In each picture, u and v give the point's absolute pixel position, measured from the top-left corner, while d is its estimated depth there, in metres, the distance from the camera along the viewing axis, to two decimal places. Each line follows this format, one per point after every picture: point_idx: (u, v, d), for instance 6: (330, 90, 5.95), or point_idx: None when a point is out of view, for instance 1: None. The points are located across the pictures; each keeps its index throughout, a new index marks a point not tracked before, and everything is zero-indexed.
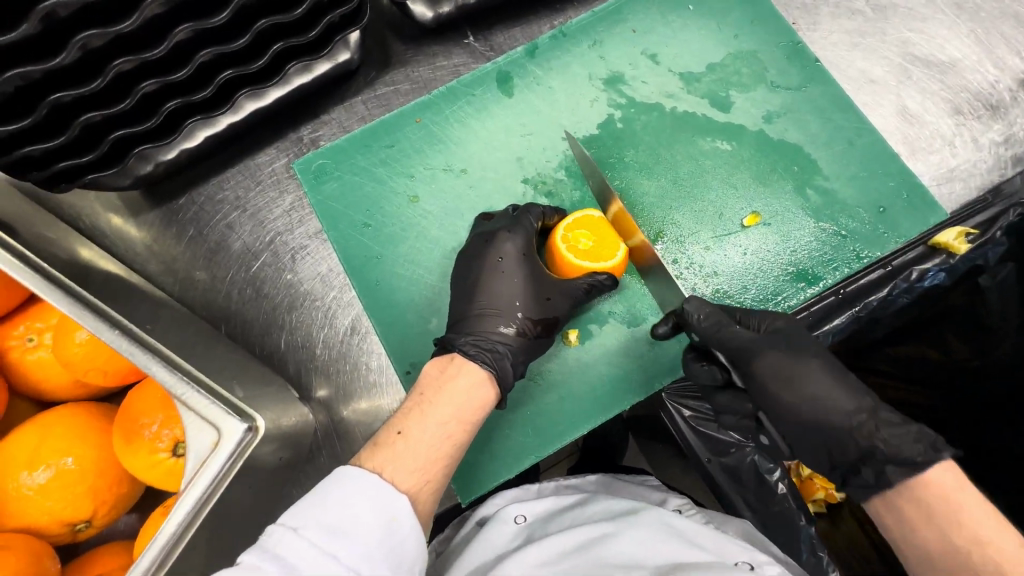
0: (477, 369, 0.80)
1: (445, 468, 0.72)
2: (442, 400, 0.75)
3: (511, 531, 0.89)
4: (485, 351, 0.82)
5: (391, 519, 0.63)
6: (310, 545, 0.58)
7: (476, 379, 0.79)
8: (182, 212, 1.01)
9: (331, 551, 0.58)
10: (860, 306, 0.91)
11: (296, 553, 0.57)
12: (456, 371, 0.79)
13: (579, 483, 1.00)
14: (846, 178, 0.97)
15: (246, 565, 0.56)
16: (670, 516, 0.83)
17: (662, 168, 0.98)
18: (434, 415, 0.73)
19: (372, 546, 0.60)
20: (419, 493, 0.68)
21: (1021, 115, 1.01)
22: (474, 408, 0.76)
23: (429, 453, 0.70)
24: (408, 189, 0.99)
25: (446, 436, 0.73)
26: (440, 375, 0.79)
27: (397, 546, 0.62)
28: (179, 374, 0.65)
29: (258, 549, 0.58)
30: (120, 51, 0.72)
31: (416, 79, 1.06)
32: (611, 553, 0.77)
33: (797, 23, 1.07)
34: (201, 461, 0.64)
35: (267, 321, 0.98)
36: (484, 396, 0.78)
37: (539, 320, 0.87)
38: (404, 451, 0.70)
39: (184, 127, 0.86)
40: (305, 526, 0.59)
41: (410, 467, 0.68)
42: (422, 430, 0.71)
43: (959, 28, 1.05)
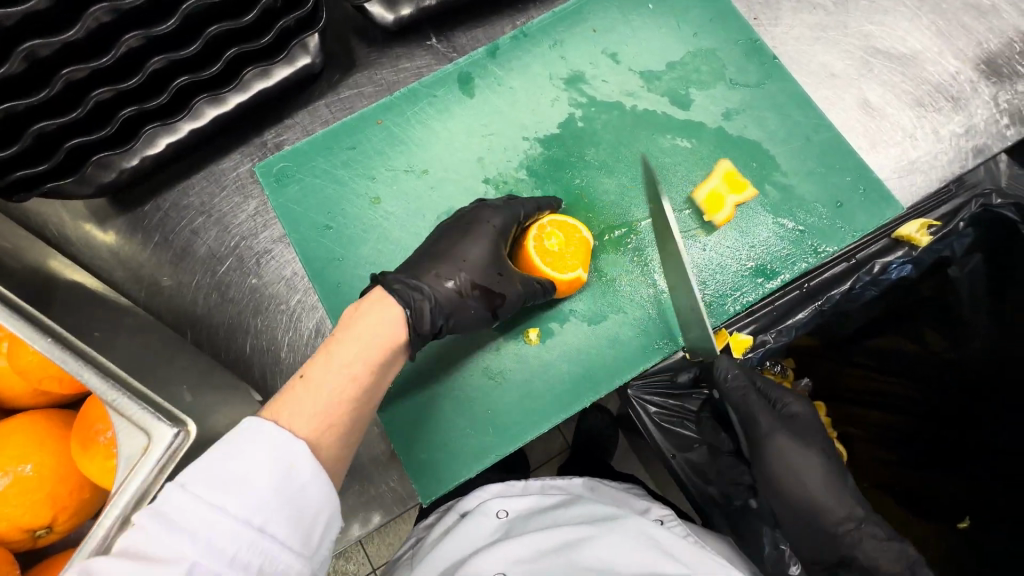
0: (389, 305, 0.79)
1: (353, 410, 0.72)
2: (346, 340, 0.74)
3: (491, 525, 0.89)
4: (428, 331, 0.82)
5: (289, 467, 0.64)
6: (196, 499, 0.59)
7: (383, 314, 0.78)
8: (148, 218, 1.02)
9: (219, 504, 0.59)
10: (822, 300, 0.96)
11: (182, 508, 0.58)
12: (365, 311, 0.78)
13: (565, 484, 0.98)
14: (804, 174, 0.98)
15: (134, 527, 0.57)
16: (651, 527, 0.83)
17: (623, 166, 0.98)
18: (337, 358, 0.73)
19: (267, 500, 0.61)
20: (321, 437, 0.69)
21: (982, 106, 1.02)
22: (381, 347, 0.76)
23: (332, 397, 0.71)
24: (370, 190, 0.99)
25: (349, 378, 0.73)
26: (351, 314, 0.78)
27: (298, 493, 0.64)
28: (110, 381, 0.65)
29: (150, 508, 0.58)
30: (69, 60, 0.73)
31: (379, 82, 1.06)
32: (586, 556, 0.78)
33: (758, 18, 1.07)
34: (130, 466, 0.63)
35: (233, 326, 0.99)
36: (394, 332, 0.78)
37: (481, 285, 0.87)
38: (304, 395, 0.70)
39: (141, 134, 0.86)
40: (192, 481, 0.59)
41: (311, 412, 0.69)
42: (323, 374, 0.71)
43: (920, 20, 1.05)
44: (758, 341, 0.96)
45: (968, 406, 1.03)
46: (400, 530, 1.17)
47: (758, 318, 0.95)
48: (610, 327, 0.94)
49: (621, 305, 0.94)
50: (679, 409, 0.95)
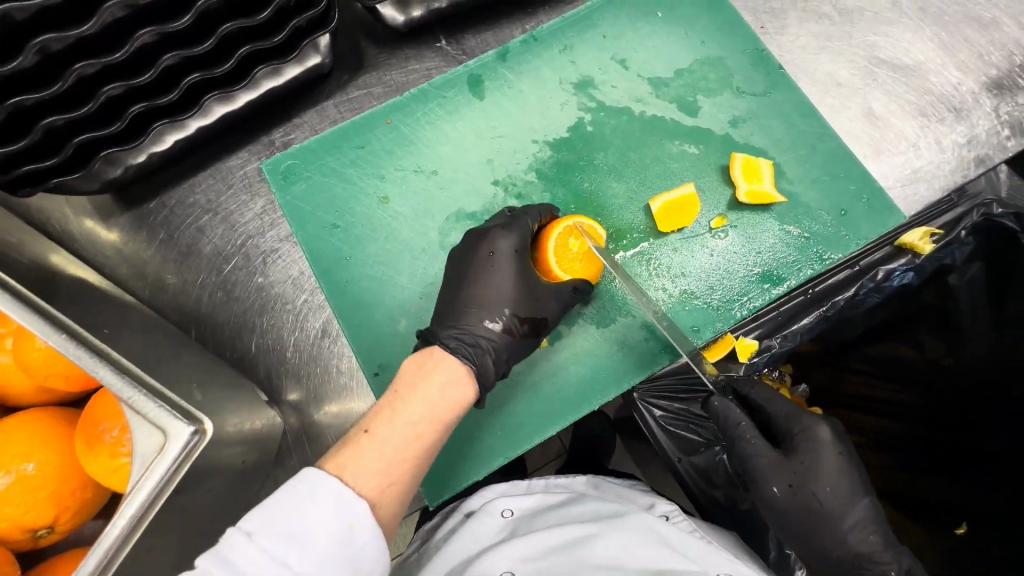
0: (455, 366, 0.79)
1: (414, 468, 0.71)
2: (415, 399, 0.74)
3: (496, 525, 0.89)
4: (467, 346, 0.82)
5: (349, 527, 0.63)
6: (263, 552, 0.60)
7: (452, 377, 0.78)
8: (153, 215, 1.01)
9: (285, 561, 0.60)
10: (828, 305, 0.96)
11: (249, 562, 0.59)
12: (433, 369, 0.78)
13: (568, 482, 0.98)
14: (809, 182, 0.99)
15: (199, 570, 0.58)
16: (657, 522, 0.83)
17: (631, 171, 0.98)
18: (403, 415, 0.72)
19: (326, 557, 0.61)
20: (381, 496, 0.68)
21: (984, 117, 1.03)
22: (449, 409, 0.75)
23: (396, 454, 0.70)
24: (378, 190, 0.99)
25: (414, 436, 0.72)
26: (417, 370, 0.78)
27: (356, 555, 0.63)
28: (126, 378, 0.65)
29: (213, 554, 0.60)
30: (82, 55, 0.72)
31: (389, 83, 1.06)
32: (595, 553, 0.78)
33: (765, 27, 1.09)
34: (146, 466, 0.63)
35: (238, 324, 0.98)
36: (462, 395, 0.78)
37: (527, 318, 0.87)
38: (369, 450, 0.69)
39: (151, 130, 0.86)
40: (259, 532, 0.60)
41: (373, 469, 0.68)
42: (387, 430, 0.71)
43: (923, 32, 1.07)
44: (764, 346, 0.96)
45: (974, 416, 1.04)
46: (403, 532, 1.16)
47: (764, 323, 0.96)
48: (618, 331, 0.94)
49: (629, 309, 0.94)
50: (685, 413, 0.95)
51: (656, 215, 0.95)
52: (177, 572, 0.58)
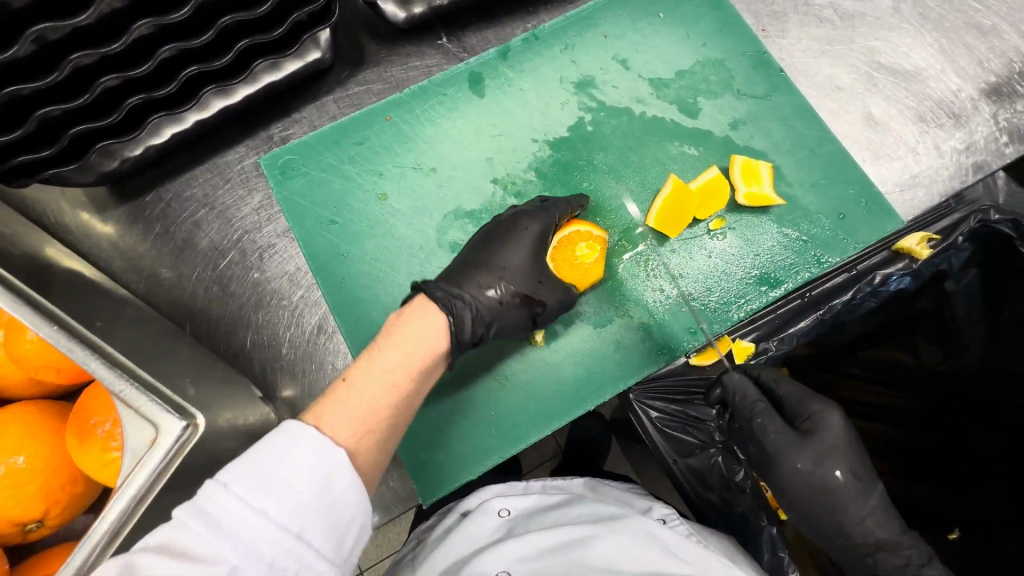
0: (435, 316, 0.79)
1: (392, 418, 0.71)
2: (391, 348, 0.74)
3: (493, 525, 0.89)
4: (450, 296, 0.81)
5: (327, 475, 0.62)
6: (240, 502, 0.58)
7: (430, 326, 0.78)
8: (149, 208, 1.00)
9: (262, 510, 0.58)
10: (825, 309, 0.94)
11: (223, 509, 0.57)
12: (409, 317, 0.78)
13: (563, 484, 0.98)
14: (808, 185, 0.99)
15: (176, 524, 0.57)
16: (654, 526, 0.83)
17: (631, 171, 0.98)
18: (379, 363, 0.73)
19: (304, 505, 0.59)
20: (359, 445, 0.67)
21: (983, 123, 1.03)
22: (423, 355, 0.76)
23: (372, 402, 0.70)
24: (376, 186, 0.99)
25: (390, 383, 0.72)
26: (394, 322, 0.78)
27: (334, 502, 0.62)
28: (117, 372, 0.64)
29: (188, 504, 0.58)
30: (78, 45, 0.71)
31: (389, 79, 1.06)
32: (591, 555, 0.78)
33: (766, 30, 1.09)
34: (136, 460, 0.63)
35: (234, 320, 0.98)
36: (439, 343, 0.78)
37: (521, 292, 0.88)
38: (345, 398, 0.69)
39: (147, 123, 0.85)
40: (235, 482, 0.59)
41: (349, 417, 0.68)
42: (364, 378, 0.71)
43: (923, 38, 1.07)
44: (759, 350, 0.95)
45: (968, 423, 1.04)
46: (397, 531, 1.15)
47: (760, 326, 0.94)
48: (615, 331, 0.94)
49: (627, 309, 0.94)
50: (683, 415, 0.95)
51: (655, 215, 0.94)
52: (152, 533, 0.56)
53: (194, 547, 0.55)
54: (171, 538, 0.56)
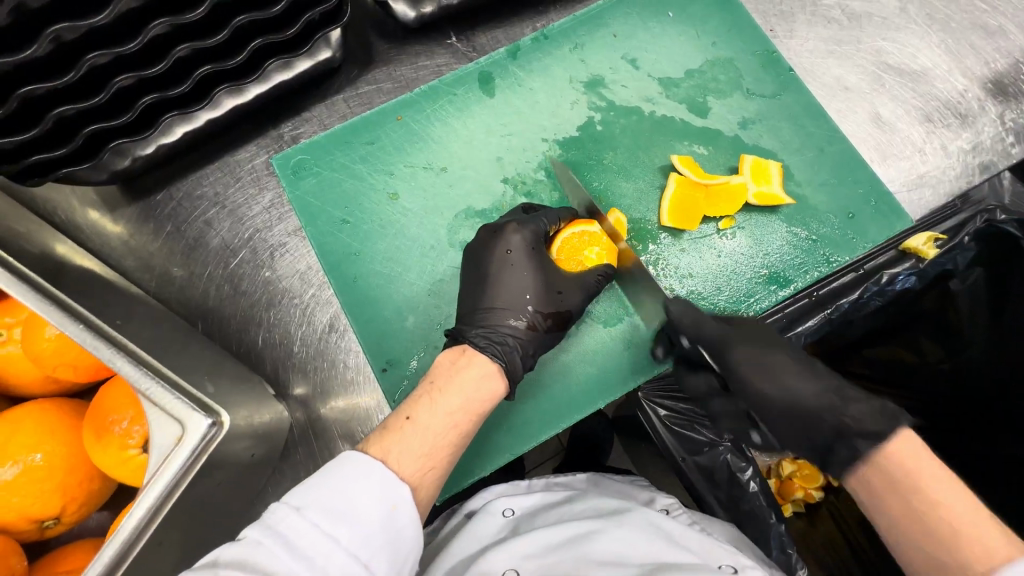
0: (488, 361, 0.81)
1: (450, 456, 0.73)
2: (453, 390, 0.76)
3: (498, 524, 0.89)
4: (496, 345, 0.83)
5: (391, 508, 0.63)
6: (312, 527, 0.59)
7: (486, 372, 0.80)
8: (160, 207, 1.00)
9: (331, 533, 0.59)
10: (832, 308, 0.96)
11: (297, 533, 0.58)
12: (466, 363, 0.80)
13: (567, 481, 1.00)
14: (817, 185, 0.99)
15: (248, 542, 0.56)
16: (657, 517, 0.83)
17: (640, 171, 0.99)
18: (443, 404, 0.74)
19: (373, 535, 0.61)
20: (421, 480, 0.69)
21: (989, 123, 1.04)
22: (482, 400, 0.77)
23: (437, 440, 0.71)
24: (387, 185, 0.99)
25: (453, 425, 0.73)
26: (452, 365, 0.80)
27: (398, 535, 0.63)
28: (144, 369, 0.65)
29: (260, 525, 0.58)
30: (94, 45, 0.72)
31: (399, 79, 1.06)
32: (596, 548, 0.77)
33: (774, 30, 1.09)
34: (164, 456, 0.64)
35: (245, 318, 0.98)
36: (494, 388, 0.79)
37: (551, 314, 0.88)
38: (411, 435, 0.70)
39: (160, 122, 0.85)
40: (307, 507, 0.60)
41: (415, 453, 0.69)
42: (430, 416, 0.72)
43: (931, 38, 1.08)
44: None
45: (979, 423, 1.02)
46: None
47: (769, 324, 0.96)
48: (624, 330, 0.95)
49: (637, 309, 0.95)
50: (690, 412, 0.96)
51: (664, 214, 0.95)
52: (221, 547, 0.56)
53: (262, 561, 0.55)
54: (247, 554, 0.55)
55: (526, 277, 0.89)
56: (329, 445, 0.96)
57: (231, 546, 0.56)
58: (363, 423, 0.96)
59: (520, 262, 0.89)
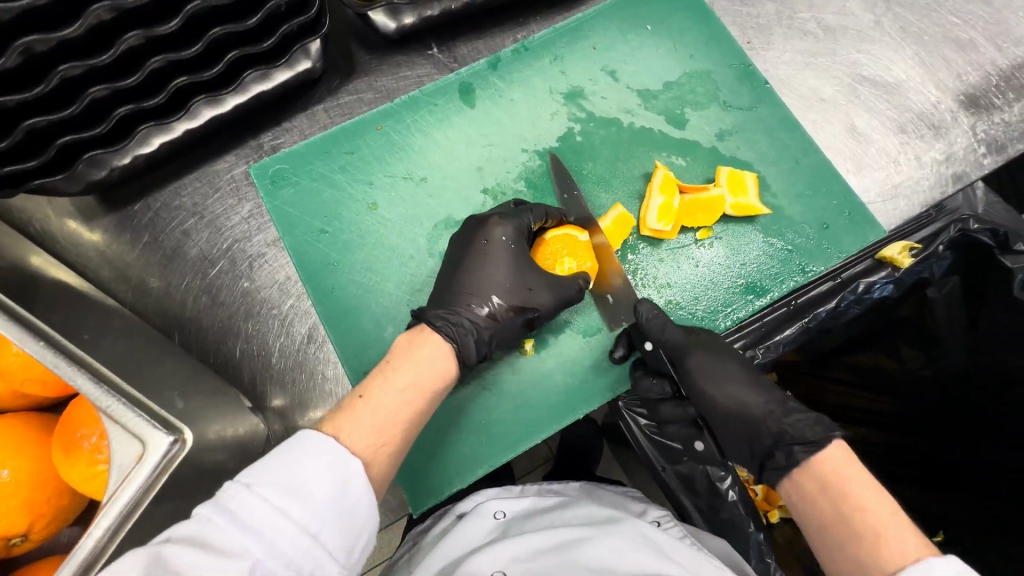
0: (443, 340, 0.81)
1: (404, 432, 0.72)
2: (406, 367, 0.75)
3: (487, 526, 0.89)
4: (451, 326, 0.83)
5: (345, 483, 0.63)
6: (263, 502, 0.58)
7: (441, 350, 0.80)
8: (137, 217, 1.00)
9: (283, 508, 0.59)
10: (810, 317, 0.93)
11: (247, 509, 0.58)
12: (420, 341, 0.80)
13: (560, 487, 0.99)
14: (794, 196, 1.01)
15: (200, 518, 0.56)
16: (648, 529, 0.82)
17: (619, 181, 1.00)
18: (396, 381, 0.73)
19: (323, 509, 0.61)
20: (375, 456, 0.68)
21: (962, 134, 1.06)
22: (438, 376, 0.77)
23: (389, 416, 0.71)
24: (367, 196, 0.99)
25: (406, 401, 0.73)
26: (407, 344, 0.79)
27: (349, 509, 0.63)
28: (106, 388, 0.64)
29: (212, 503, 0.58)
30: (67, 57, 0.71)
31: (379, 89, 1.06)
32: (587, 555, 0.77)
33: (751, 42, 1.11)
34: (123, 475, 0.63)
35: (223, 329, 0.97)
36: (448, 366, 0.79)
37: (515, 306, 0.89)
38: (363, 411, 0.70)
39: (136, 132, 0.85)
40: (258, 482, 0.60)
41: (368, 431, 0.69)
42: (382, 394, 0.72)
43: (904, 51, 1.10)
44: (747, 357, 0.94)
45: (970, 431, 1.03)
46: (388, 539, 1.15)
47: (746, 334, 0.94)
48: (603, 340, 0.95)
49: (615, 318, 0.96)
50: (668, 420, 0.94)
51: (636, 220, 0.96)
52: (176, 526, 0.56)
53: (215, 538, 0.55)
54: (198, 531, 0.56)
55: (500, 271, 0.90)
56: None
57: (182, 526, 0.56)
58: None
59: (498, 257, 0.89)
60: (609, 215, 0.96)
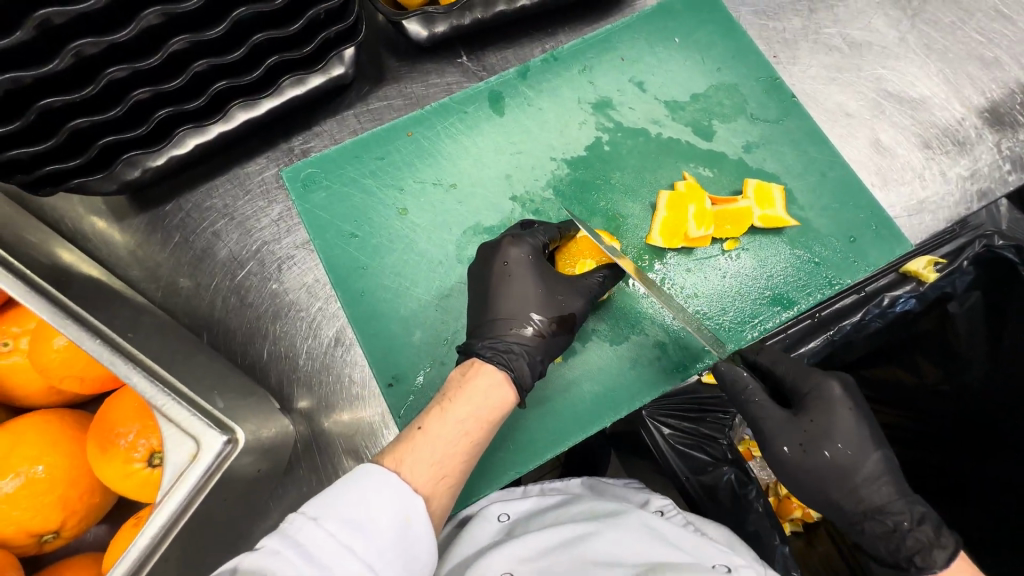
0: (494, 370, 0.81)
1: (462, 465, 0.74)
2: (462, 400, 0.77)
3: (493, 529, 0.86)
4: (501, 353, 0.83)
5: (405, 518, 0.65)
6: (330, 536, 0.60)
7: (494, 380, 0.80)
8: (168, 217, 1.01)
9: (349, 544, 0.60)
10: (835, 329, 0.99)
11: (315, 543, 0.59)
12: (474, 372, 0.81)
13: (562, 486, 0.98)
14: (820, 209, 1.01)
15: (267, 550, 0.58)
16: (652, 519, 0.82)
17: (646, 190, 1.00)
18: (452, 413, 0.76)
19: (386, 547, 0.62)
20: (435, 490, 0.71)
21: (986, 151, 1.06)
22: (493, 408, 0.78)
23: (446, 448, 0.73)
24: (397, 200, 1.00)
25: (463, 434, 0.75)
26: (460, 377, 0.81)
27: (411, 547, 0.64)
28: (159, 387, 0.65)
29: (279, 535, 0.60)
30: (115, 59, 0.73)
31: (409, 95, 1.07)
32: (592, 547, 0.77)
33: (777, 57, 1.12)
34: (178, 473, 0.64)
35: (250, 330, 0.98)
36: (504, 397, 0.80)
37: (555, 319, 0.89)
38: (422, 447, 0.72)
39: (174, 134, 0.86)
40: (325, 516, 0.62)
41: (428, 464, 0.71)
42: (440, 427, 0.74)
43: (929, 68, 1.11)
44: None
45: (985, 447, 1.01)
46: None
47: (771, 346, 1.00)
48: (630, 349, 0.95)
49: (642, 327, 0.96)
50: (695, 433, 0.97)
51: (659, 225, 0.97)
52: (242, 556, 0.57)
53: (282, 569, 0.56)
54: (265, 563, 0.57)
55: (530, 284, 0.90)
56: (332, 460, 0.95)
57: (251, 555, 0.57)
58: (367, 438, 0.95)
59: (522, 274, 0.89)
60: (661, 204, 0.97)
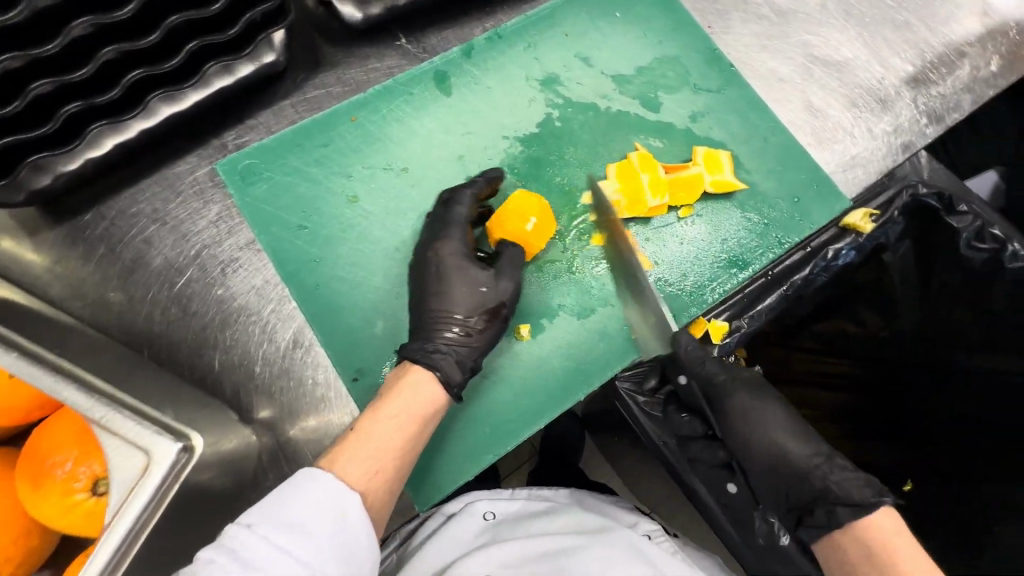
0: (422, 369, 0.81)
1: (397, 461, 0.73)
2: (393, 398, 0.77)
3: (477, 527, 0.87)
4: (428, 353, 0.83)
5: (341, 516, 0.64)
6: (264, 541, 0.59)
7: (424, 378, 0.81)
8: (89, 228, 0.91)
9: (285, 547, 0.59)
10: (788, 284, 0.96)
11: (247, 547, 0.58)
12: (406, 371, 0.81)
13: (550, 493, 0.94)
14: (766, 171, 1.05)
15: (201, 561, 0.57)
16: (637, 539, 0.82)
17: (600, 164, 1.01)
18: (384, 412, 0.75)
19: (323, 546, 0.61)
20: (369, 487, 0.70)
21: (906, 107, 1.13)
22: (424, 405, 0.78)
23: (379, 446, 0.72)
24: (346, 190, 0.96)
25: (395, 431, 0.74)
26: (392, 378, 0.81)
27: (348, 543, 0.63)
28: (98, 399, 0.63)
29: (214, 545, 0.58)
30: (9, 47, 0.65)
31: (348, 82, 1.01)
32: (577, 565, 0.76)
33: (711, 27, 1.15)
34: (129, 488, 0.61)
35: (197, 342, 0.90)
36: (434, 394, 0.80)
37: (483, 313, 0.88)
38: (354, 446, 0.72)
39: (88, 132, 0.78)
40: (259, 523, 0.60)
41: (359, 462, 0.70)
42: (372, 425, 0.73)
43: (849, 32, 1.17)
44: (733, 327, 0.94)
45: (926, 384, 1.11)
46: None
47: (732, 304, 0.95)
48: (598, 321, 0.96)
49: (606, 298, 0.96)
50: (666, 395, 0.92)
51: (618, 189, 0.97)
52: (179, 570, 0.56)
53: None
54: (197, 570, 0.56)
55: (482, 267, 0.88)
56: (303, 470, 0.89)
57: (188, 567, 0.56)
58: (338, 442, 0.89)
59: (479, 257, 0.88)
60: (613, 175, 0.98)
